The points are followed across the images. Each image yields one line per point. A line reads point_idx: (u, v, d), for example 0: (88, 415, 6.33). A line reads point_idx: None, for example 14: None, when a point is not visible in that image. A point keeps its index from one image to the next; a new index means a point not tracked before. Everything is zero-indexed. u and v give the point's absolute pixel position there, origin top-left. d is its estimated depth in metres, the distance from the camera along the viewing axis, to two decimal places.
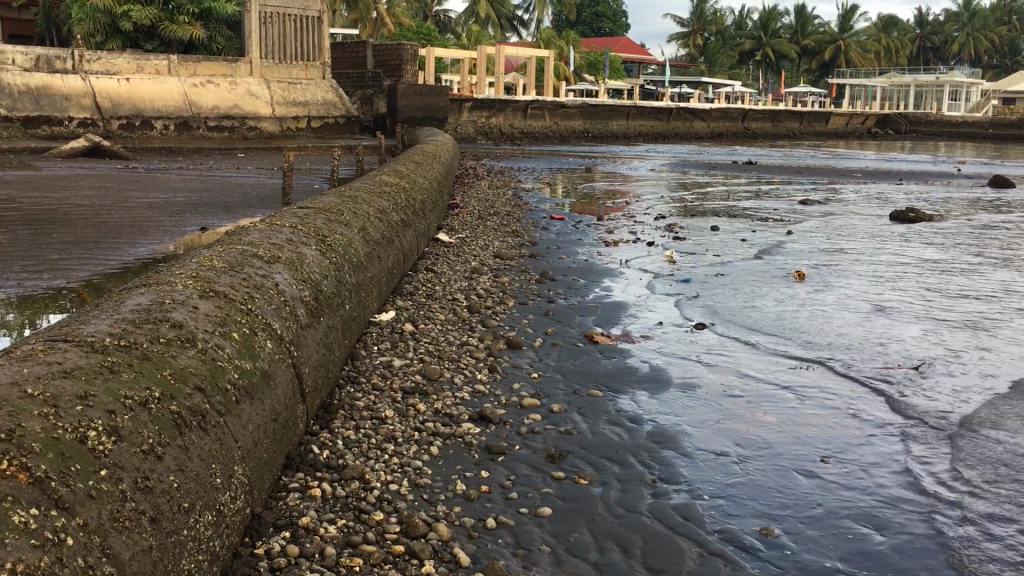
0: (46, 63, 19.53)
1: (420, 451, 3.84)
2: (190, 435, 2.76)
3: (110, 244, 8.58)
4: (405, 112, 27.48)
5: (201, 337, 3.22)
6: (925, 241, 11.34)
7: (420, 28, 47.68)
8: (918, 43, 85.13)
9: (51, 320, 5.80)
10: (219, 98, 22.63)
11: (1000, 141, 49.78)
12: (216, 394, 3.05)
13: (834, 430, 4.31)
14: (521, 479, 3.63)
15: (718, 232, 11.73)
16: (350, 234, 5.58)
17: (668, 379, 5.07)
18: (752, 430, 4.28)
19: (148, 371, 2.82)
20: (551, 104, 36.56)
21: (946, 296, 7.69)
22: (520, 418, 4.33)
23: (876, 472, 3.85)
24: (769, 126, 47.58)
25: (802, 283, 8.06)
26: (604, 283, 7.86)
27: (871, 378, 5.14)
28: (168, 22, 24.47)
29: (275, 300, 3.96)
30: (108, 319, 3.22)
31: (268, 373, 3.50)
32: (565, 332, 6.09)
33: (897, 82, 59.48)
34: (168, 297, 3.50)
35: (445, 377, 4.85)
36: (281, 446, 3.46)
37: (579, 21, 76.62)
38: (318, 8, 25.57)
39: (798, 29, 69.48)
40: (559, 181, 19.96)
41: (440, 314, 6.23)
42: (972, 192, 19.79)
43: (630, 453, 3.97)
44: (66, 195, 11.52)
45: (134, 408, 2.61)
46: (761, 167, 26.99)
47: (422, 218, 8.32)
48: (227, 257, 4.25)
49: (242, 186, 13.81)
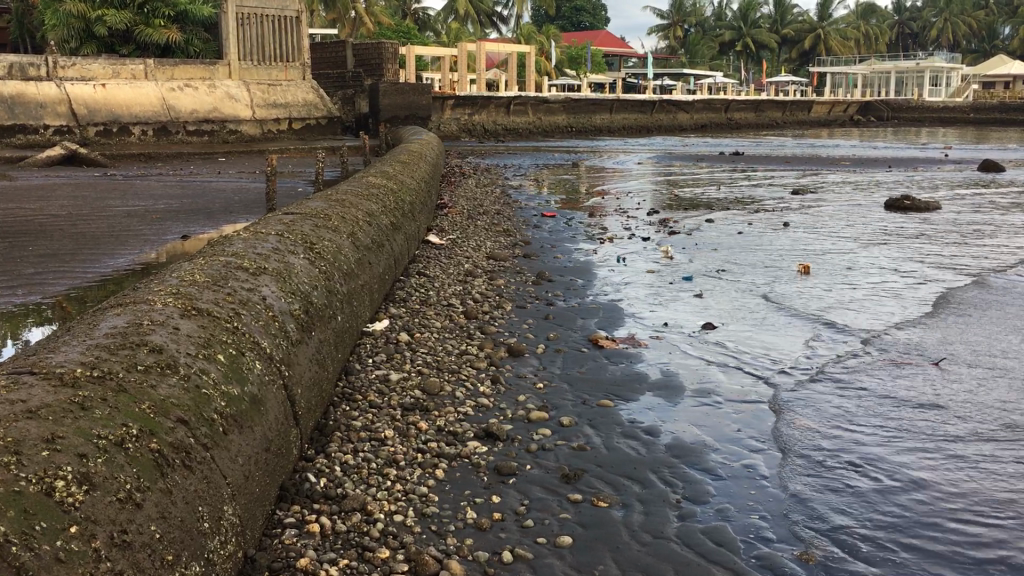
0: (19, 70, 19.10)
1: (425, 474, 3.57)
2: (172, 474, 2.48)
3: (88, 256, 8.24)
4: (387, 111, 27.14)
5: (184, 363, 2.94)
6: (921, 229, 11.19)
7: (400, 26, 47.29)
8: (897, 31, 85.35)
9: (33, 334, 5.56)
10: (198, 102, 22.25)
11: (981, 125, 49.82)
12: (202, 425, 2.77)
13: (865, 437, 4.10)
14: (535, 503, 3.37)
15: (714, 226, 11.50)
16: (339, 241, 5.29)
17: (681, 385, 4.82)
18: (778, 438, 4.07)
19: (126, 405, 2.55)
20: (534, 100, 36.26)
21: (955, 286, 7.52)
22: (529, 433, 4.06)
23: (913, 482, 3.62)
24: (752, 115, 47.43)
25: (807, 277, 7.86)
26: (602, 282, 7.62)
27: (894, 376, 4.94)
28: (144, 27, 24.11)
29: (264, 317, 3.67)
30: (78, 345, 2.92)
31: (257, 398, 3.22)
32: (568, 336, 5.83)
33: (876, 70, 59.56)
34: (146, 317, 3.21)
35: (446, 391, 4.57)
36: (275, 476, 3.18)
37: (559, 16, 76.33)
38: (296, 8, 25.18)
39: (777, 18, 69.42)
40: (545, 176, 19.70)
41: (437, 322, 5.95)
42: (961, 178, 19.66)
43: (650, 469, 3.71)
44: (42, 206, 11.15)
45: (109, 448, 2.33)
46: (750, 158, 26.74)
47: (412, 221, 8.03)
48: (210, 271, 3.95)
49: (224, 191, 13.45)
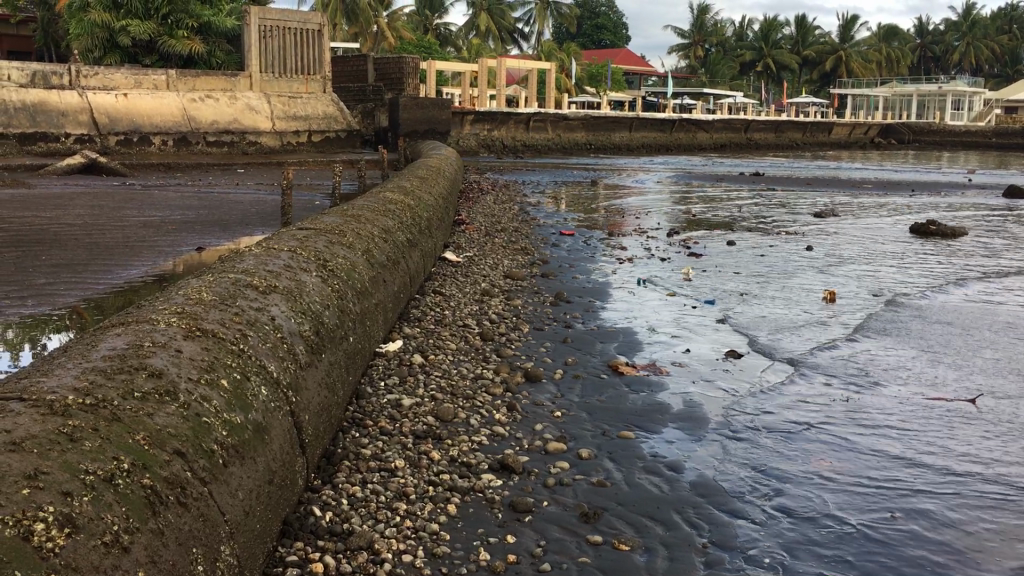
0: (42, 78, 19.25)
1: (435, 510, 3.38)
2: (165, 513, 2.32)
3: (100, 267, 8.14)
4: (406, 126, 27.13)
5: (184, 389, 2.77)
6: (950, 257, 10.95)
7: (421, 42, 47.54)
8: (920, 54, 84.93)
9: (50, 341, 5.57)
10: (218, 113, 22.29)
11: (1003, 151, 49.52)
12: (200, 458, 2.60)
13: (901, 480, 3.90)
14: (553, 545, 3.17)
15: (735, 248, 11.32)
16: (352, 257, 5.12)
17: (705, 418, 4.61)
18: (804, 476, 3.89)
19: (118, 437, 2.38)
20: (554, 117, 36.17)
21: (986, 317, 7.29)
22: (546, 466, 3.87)
23: (953, 532, 3.44)
24: (772, 137, 47.26)
25: (833, 304, 7.67)
26: (619, 304, 7.44)
27: (928, 413, 4.77)
28: (167, 37, 24.25)
29: (271, 339, 3.50)
30: (72, 369, 2.75)
31: (261, 426, 3.04)
32: (587, 361, 5.63)
33: (898, 92, 59.28)
34: (148, 339, 3.05)
35: (460, 419, 4.38)
36: (278, 510, 3.01)
37: (580, 33, 76.53)
38: (319, 21, 25.00)
39: (799, 39, 69.31)
40: (564, 193, 19.58)
41: (451, 343, 5.77)
42: (985, 203, 19.40)
43: (674, 509, 3.51)
44: (59, 215, 11.11)
45: (96, 486, 2.17)
46: (771, 179, 26.55)
47: (428, 237, 7.86)
48: (217, 289, 3.79)
49: (242, 204, 13.37)
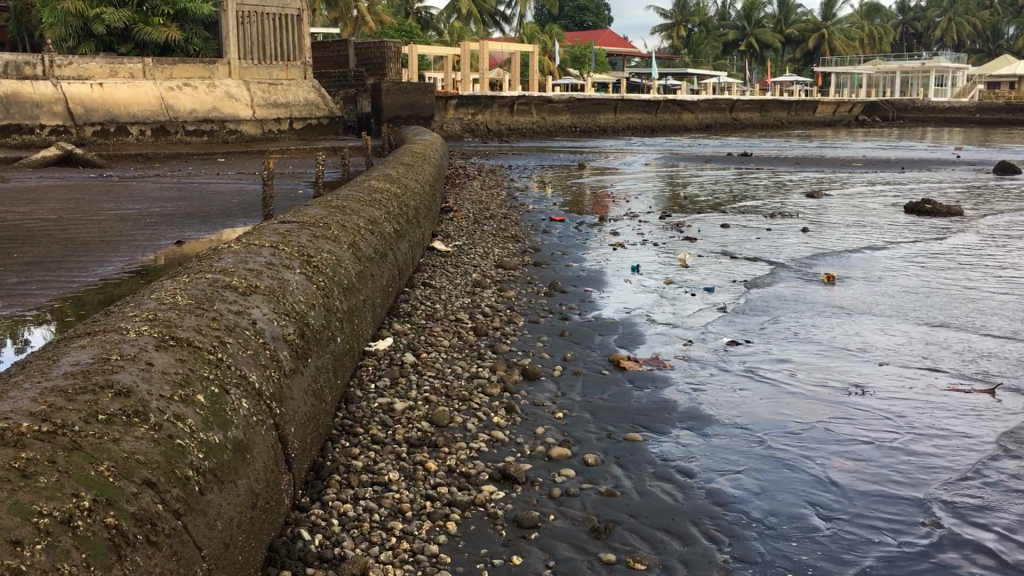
0: (14, 69, 18.65)
1: (434, 529, 3.13)
2: (134, 556, 2.07)
3: (76, 264, 7.78)
4: (389, 111, 26.71)
5: (155, 408, 2.49)
6: (950, 237, 10.76)
7: (402, 24, 46.85)
8: (901, 30, 84.75)
9: (33, 337, 5.31)
10: (197, 101, 21.83)
11: (987, 125, 49.50)
12: (174, 486, 2.33)
13: (929, 478, 3.70)
14: (563, 565, 2.93)
15: (729, 231, 11.09)
16: (338, 252, 4.82)
17: (711, 417, 4.38)
18: (829, 479, 3.67)
19: (78, 469, 2.10)
20: (537, 100, 35.78)
21: (993, 302, 7.12)
22: (550, 475, 3.62)
23: (991, 531, 3.25)
24: (757, 116, 47.00)
25: (834, 289, 7.47)
26: (612, 294, 7.18)
27: (946, 405, 4.59)
28: (142, 24, 23.66)
29: (252, 345, 3.22)
30: (30, 390, 2.47)
31: (243, 446, 2.77)
32: (587, 356, 5.39)
33: (881, 69, 59.13)
34: (115, 351, 2.77)
35: (456, 423, 4.12)
36: (262, 538, 2.76)
37: (561, 15, 75.81)
38: (298, 6, 24.50)
39: (781, 18, 69.01)
40: (549, 178, 19.26)
41: (444, 339, 5.50)
42: (977, 180, 19.20)
43: (690, 520, 3.29)
44: (33, 209, 10.71)
45: (52, 530, 1.90)
46: (758, 158, 26.30)
47: (416, 227, 7.56)
48: (193, 291, 3.50)
49: (222, 194, 13.02)
